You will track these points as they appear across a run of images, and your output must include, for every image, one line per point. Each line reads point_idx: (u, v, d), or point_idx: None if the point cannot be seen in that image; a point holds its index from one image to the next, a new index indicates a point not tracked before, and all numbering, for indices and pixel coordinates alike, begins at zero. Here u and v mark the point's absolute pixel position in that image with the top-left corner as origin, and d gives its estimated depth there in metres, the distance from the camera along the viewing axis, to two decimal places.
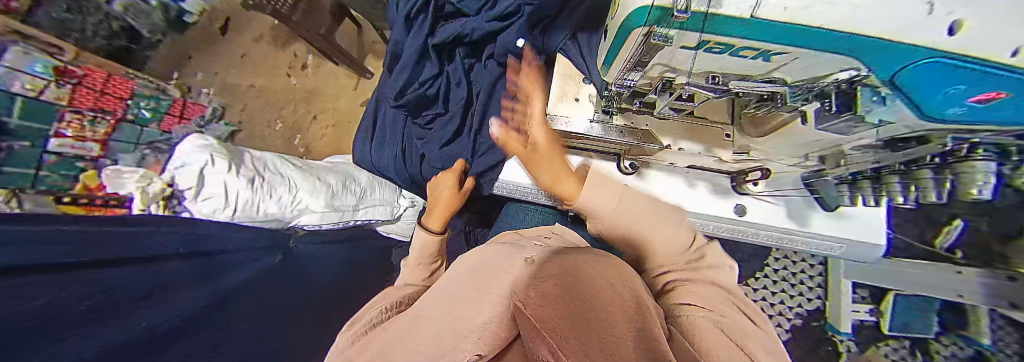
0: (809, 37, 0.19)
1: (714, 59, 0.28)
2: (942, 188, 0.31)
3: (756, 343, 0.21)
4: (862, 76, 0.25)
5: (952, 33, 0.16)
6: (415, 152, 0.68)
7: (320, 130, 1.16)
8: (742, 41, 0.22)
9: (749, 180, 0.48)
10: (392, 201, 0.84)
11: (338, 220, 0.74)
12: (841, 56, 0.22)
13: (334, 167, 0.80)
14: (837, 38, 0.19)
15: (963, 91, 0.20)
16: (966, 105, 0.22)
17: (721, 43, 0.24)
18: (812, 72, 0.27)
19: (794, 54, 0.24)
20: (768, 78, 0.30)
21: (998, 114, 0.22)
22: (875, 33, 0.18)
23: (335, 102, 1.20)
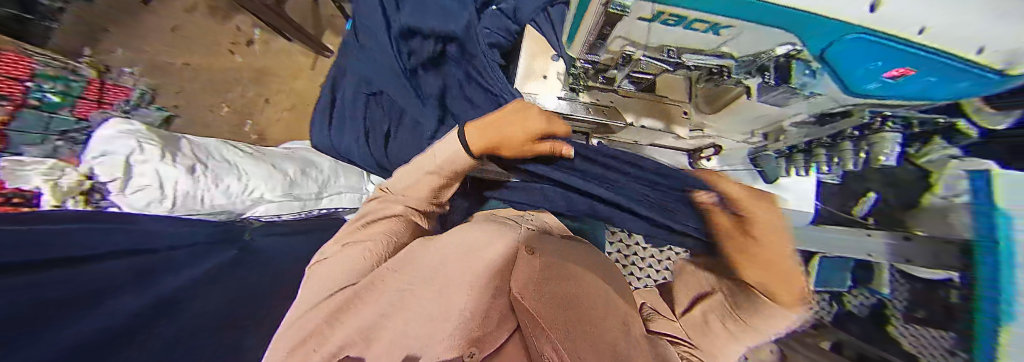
0: (748, 8, 0.20)
1: (666, 32, 0.28)
2: (858, 158, 0.32)
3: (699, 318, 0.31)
4: (797, 51, 0.26)
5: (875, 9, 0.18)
6: (380, 131, 0.61)
7: (275, 114, 1.05)
8: (695, 12, 0.22)
9: (703, 157, 0.44)
10: (360, 188, 0.79)
11: (299, 210, 0.70)
12: (779, 30, 0.23)
13: (290, 153, 0.75)
14: (776, 10, 0.20)
15: (882, 69, 0.24)
16: (880, 79, 0.26)
17: (675, 15, 0.24)
18: (756, 46, 0.27)
19: (738, 28, 0.24)
20: (717, 51, 0.30)
21: (910, 87, 0.26)
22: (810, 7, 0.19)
23: (290, 83, 1.10)
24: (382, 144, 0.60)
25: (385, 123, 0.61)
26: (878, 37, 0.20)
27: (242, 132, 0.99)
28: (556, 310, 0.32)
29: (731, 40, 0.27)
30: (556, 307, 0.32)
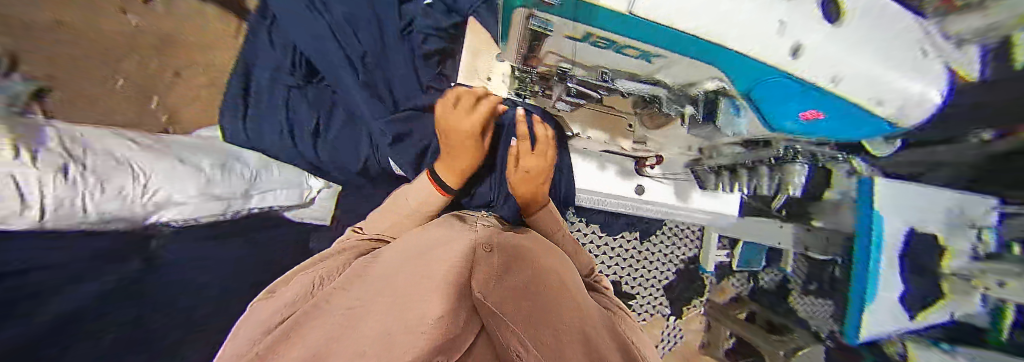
0: (685, 43, 0.26)
1: (603, 52, 0.36)
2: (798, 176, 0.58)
3: (570, 271, 0.49)
4: (722, 86, 0.35)
5: (798, 57, 0.25)
6: (365, 137, 0.76)
7: (189, 91, 0.90)
8: (621, 38, 0.29)
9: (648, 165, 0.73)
10: (299, 182, 0.75)
11: (222, 211, 0.61)
12: (702, 63, 0.30)
13: (205, 142, 0.63)
14: (715, 48, 0.26)
15: (802, 109, 0.32)
16: (796, 121, 0.34)
17: (602, 38, 0.31)
18: (688, 77, 0.37)
19: (665, 59, 0.33)
20: (655, 80, 0.41)
21: (817, 130, 0.35)
22: (746, 52, 0.25)
23: (206, 57, 0.97)
24: (310, 143, 0.71)
25: (312, 118, 0.72)
26: (797, 82, 0.28)
27: (148, 110, 0.81)
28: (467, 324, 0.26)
29: (665, 69, 0.37)
30: (515, 298, 0.32)
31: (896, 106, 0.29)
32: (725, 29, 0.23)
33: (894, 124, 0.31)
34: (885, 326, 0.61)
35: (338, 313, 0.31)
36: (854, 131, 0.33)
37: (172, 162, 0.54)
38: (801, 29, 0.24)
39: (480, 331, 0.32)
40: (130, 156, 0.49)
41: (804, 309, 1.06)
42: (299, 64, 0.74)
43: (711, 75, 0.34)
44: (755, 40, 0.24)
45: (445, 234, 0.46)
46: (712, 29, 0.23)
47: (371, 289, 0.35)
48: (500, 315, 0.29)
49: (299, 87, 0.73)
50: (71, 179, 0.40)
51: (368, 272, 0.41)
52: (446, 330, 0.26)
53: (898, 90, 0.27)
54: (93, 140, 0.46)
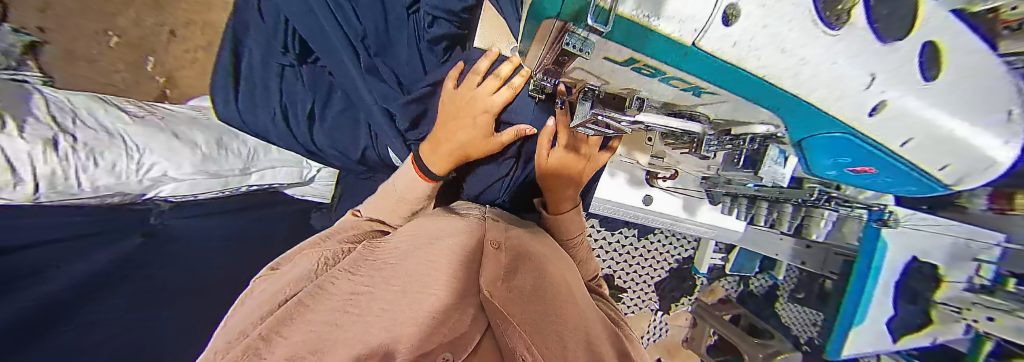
0: (752, 88, 0.20)
1: (642, 79, 0.27)
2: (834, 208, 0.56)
3: (576, 276, 0.49)
4: (775, 131, 0.30)
5: (879, 113, 0.22)
6: (364, 125, 0.70)
7: (186, 53, 0.86)
8: (673, 71, 0.21)
9: (658, 177, 0.72)
10: (298, 161, 0.75)
11: (220, 187, 0.64)
12: (759, 107, 0.24)
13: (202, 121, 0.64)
14: (764, 89, 0.19)
15: (853, 164, 0.30)
16: (842, 170, 0.32)
17: (649, 66, 0.22)
18: (735, 115, 0.30)
19: (717, 98, 0.26)
20: (693, 111, 0.34)
21: (859, 179, 0.34)
22: (821, 104, 0.20)
23: (202, 12, 0.88)
24: (307, 131, 0.67)
25: (310, 101, 0.67)
26: (865, 139, 0.24)
27: (145, 73, 0.80)
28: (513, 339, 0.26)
29: (711, 105, 0.30)
30: (525, 299, 0.32)
31: (955, 171, 0.28)
32: (821, 81, 0.18)
33: (944, 184, 0.30)
34: (866, 346, 0.62)
35: (342, 297, 0.29)
36: (902, 186, 0.32)
37: (167, 137, 0.55)
38: (901, 83, 0.19)
39: (487, 329, 0.30)
40: (123, 129, 0.51)
41: (789, 317, 1.09)
42: (290, 38, 0.63)
43: (765, 120, 0.28)
44: (841, 94, 0.19)
45: (452, 227, 0.44)
46: (802, 77, 0.17)
47: (380, 275, 0.33)
48: (508, 317, 0.27)
49: (292, 66, 0.67)
50: (62, 150, 0.42)
51: (373, 255, 0.39)
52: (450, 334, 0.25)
53: (970, 153, 0.26)
54: (84, 113, 0.48)
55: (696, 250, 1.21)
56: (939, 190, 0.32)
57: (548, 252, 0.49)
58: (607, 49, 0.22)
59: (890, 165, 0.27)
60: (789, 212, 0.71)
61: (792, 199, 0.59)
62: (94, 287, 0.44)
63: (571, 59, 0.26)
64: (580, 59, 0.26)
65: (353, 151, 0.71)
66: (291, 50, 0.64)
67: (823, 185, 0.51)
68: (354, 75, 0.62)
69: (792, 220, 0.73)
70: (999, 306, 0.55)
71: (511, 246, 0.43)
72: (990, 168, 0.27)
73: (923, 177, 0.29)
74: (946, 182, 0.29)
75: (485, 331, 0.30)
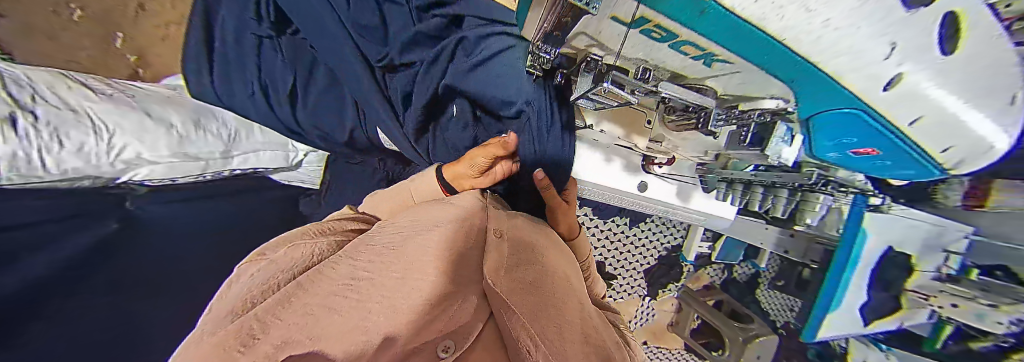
0: (767, 51, 0.19)
1: (652, 44, 0.26)
2: (836, 181, 0.55)
3: (570, 263, 0.49)
4: (785, 106, 0.30)
5: (895, 85, 0.21)
6: (352, 99, 0.66)
7: (156, 29, 0.79)
8: (685, 33, 0.20)
9: (655, 163, 0.73)
10: (285, 145, 0.72)
11: (200, 172, 0.61)
12: (770, 76, 0.24)
13: (179, 99, 0.61)
14: (781, 52, 0.19)
15: (857, 142, 0.30)
16: (846, 150, 0.33)
17: (661, 27, 0.21)
18: (748, 88, 0.30)
19: (731, 66, 0.25)
20: (702, 85, 0.33)
21: (862, 159, 0.34)
22: (833, 71, 0.20)
23: None
24: (289, 109, 0.64)
25: (290, 78, 0.64)
26: (874, 114, 0.24)
27: (114, 52, 0.75)
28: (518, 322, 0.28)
29: (723, 77, 0.29)
30: (525, 291, 0.32)
31: (956, 153, 0.28)
32: (842, 47, 0.17)
33: (942, 166, 0.31)
34: (842, 330, 0.66)
35: (341, 282, 0.30)
36: (902, 167, 0.33)
37: (140, 116, 0.52)
38: (919, 56, 0.19)
39: (489, 318, 0.31)
40: (91, 106, 0.47)
41: (768, 302, 1.18)
42: (262, 4, 0.59)
43: (778, 93, 0.28)
44: (857, 62, 0.19)
45: (452, 211, 0.43)
46: (819, 40, 0.17)
47: (380, 258, 0.33)
48: (515, 309, 0.28)
49: (269, 37, 0.63)
50: (22, 132, 0.39)
51: (372, 241, 0.39)
52: (455, 320, 0.26)
53: (971, 135, 0.26)
54: (45, 89, 0.45)
55: (685, 238, 1.24)
56: (934, 173, 0.32)
57: (546, 238, 0.49)
58: (620, 6, 0.21)
59: (891, 142, 0.28)
60: (784, 197, 0.70)
61: (788, 185, 0.60)
62: (74, 270, 0.43)
63: (575, 20, 0.25)
64: (586, 18, 0.25)
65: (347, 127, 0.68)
66: (265, 17, 0.60)
67: (820, 169, 0.51)
68: (343, 49, 0.58)
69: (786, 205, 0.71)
70: (963, 294, 0.58)
71: (512, 231, 0.43)
72: (989, 152, 0.28)
73: (921, 157, 0.29)
74: (943, 164, 0.30)
75: (488, 319, 0.30)
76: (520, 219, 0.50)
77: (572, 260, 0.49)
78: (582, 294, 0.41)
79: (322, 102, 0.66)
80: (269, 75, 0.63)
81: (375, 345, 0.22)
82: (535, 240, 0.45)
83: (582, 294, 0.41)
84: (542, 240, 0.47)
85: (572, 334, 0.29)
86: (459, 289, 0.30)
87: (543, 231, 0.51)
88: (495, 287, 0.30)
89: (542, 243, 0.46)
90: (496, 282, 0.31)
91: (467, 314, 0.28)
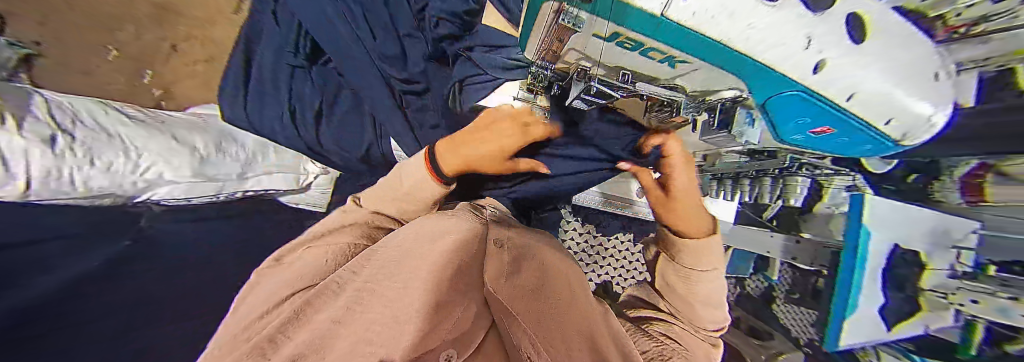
0: (715, 52, 0.23)
1: (625, 54, 0.30)
2: (815, 163, 0.57)
3: (569, 264, 0.49)
4: (744, 96, 0.33)
5: (821, 71, 0.24)
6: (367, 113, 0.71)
7: (185, 67, 0.86)
8: (646, 38, 0.24)
9: None
10: (297, 167, 0.74)
11: (214, 192, 0.62)
12: (724, 71, 0.27)
13: (201, 124, 0.64)
14: (727, 52, 0.22)
15: (813, 129, 0.33)
16: (805, 135, 0.35)
17: (630, 38, 0.25)
18: (709, 86, 0.34)
19: (691, 66, 0.28)
20: (672, 84, 0.35)
21: (829, 146, 0.37)
22: (772, 64, 0.23)
23: (206, 28, 0.88)
24: (312, 125, 0.68)
25: (318, 99, 0.69)
26: (821, 102, 0.27)
27: (140, 86, 0.80)
28: (525, 321, 0.30)
29: (686, 77, 0.32)
30: (528, 298, 0.33)
31: (905, 131, 0.31)
32: (769, 42, 0.21)
33: (898, 143, 0.33)
34: (863, 336, 0.63)
35: (348, 296, 0.31)
36: (863, 147, 0.35)
37: (168, 139, 0.55)
38: (834, 46, 0.22)
39: (491, 327, 0.34)
40: (123, 131, 0.51)
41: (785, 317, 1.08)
42: (301, 40, 0.67)
43: (732, 85, 0.31)
44: (786, 53, 0.22)
45: (453, 221, 0.45)
46: (750, 37, 0.20)
47: (382, 269, 0.33)
48: (515, 313, 0.30)
49: (302, 67, 0.69)
50: (58, 151, 0.43)
51: (374, 255, 0.37)
52: (459, 330, 0.29)
53: (912, 106, 0.28)
54: (87, 115, 0.49)
55: None
56: (891, 147, 0.34)
57: (543, 244, 0.50)
58: (593, 23, 0.25)
59: (844, 129, 0.30)
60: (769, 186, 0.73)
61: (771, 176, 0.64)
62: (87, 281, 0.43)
63: (568, 32, 0.29)
64: (576, 36, 0.29)
65: (361, 143, 0.71)
66: (301, 51, 0.67)
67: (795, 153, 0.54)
68: (370, 76, 0.65)
69: (773, 193, 0.72)
70: (983, 289, 0.58)
71: (510, 240, 0.44)
72: (931, 121, 0.30)
73: (875, 138, 0.32)
74: (896, 138, 0.31)
75: (490, 327, 0.34)
76: (516, 233, 0.49)
77: (572, 266, 0.49)
78: (579, 292, 0.42)
79: (341, 124, 0.70)
80: (297, 97, 0.69)
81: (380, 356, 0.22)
82: (533, 248, 0.46)
83: (579, 293, 0.41)
84: (535, 244, 0.48)
85: (575, 337, 0.31)
86: (464, 297, 0.32)
87: (541, 239, 0.52)
88: (496, 290, 0.33)
89: (538, 248, 0.47)
90: (497, 290, 0.33)
91: (466, 327, 0.30)
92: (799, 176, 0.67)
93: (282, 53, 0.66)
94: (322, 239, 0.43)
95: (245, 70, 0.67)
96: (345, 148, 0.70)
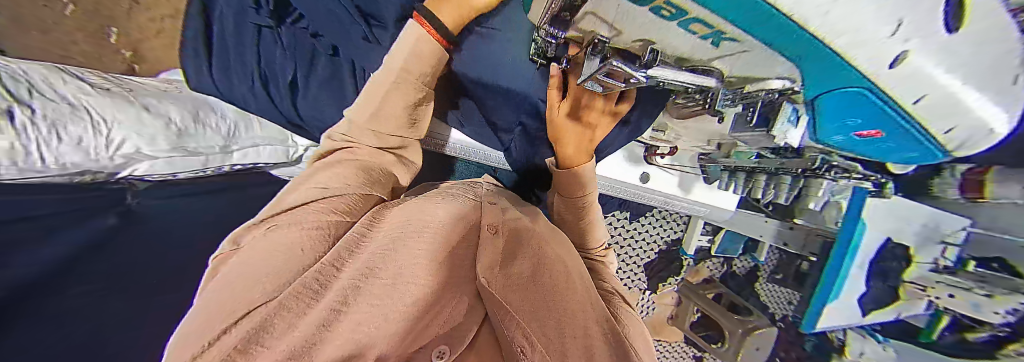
0: (776, 28, 0.18)
1: (658, 25, 0.24)
2: (845, 163, 0.52)
3: (568, 248, 0.49)
4: (792, 88, 0.29)
5: (898, 66, 0.20)
6: (347, 81, 0.63)
7: (151, 23, 0.78)
8: (692, 6, 0.19)
9: (657, 153, 0.73)
10: (284, 139, 0.73)
11: (201, 166, 0.61)
12: (773, 52, 0.23)
13: (172, 94, 0.60)
14: (791, 30, 0.18)
15: (861, 125, 0.29)
16: (853, 133, 0.32)
17: (670, 5, 0.20)
18: (752, 70, 0.29)
19: (740, 44, 0.23)
20: (707, 67, 0.31)
21: (865, 144, 0.34)
22: (846, 50, 0.19)
23: None
24: (288, 99, 0.64)
25: (290, 70, 0.63)
26: (880, 93, 0.23)
27: (108, 45, 0.73)
28: (523, 299, 0.32)
29: (730, 57, 0.27)
30: (522, 288, 0.33)
31: (961, 136, 0.28)
32: (852, 25, 0.16)
33: (946, 150, 0.30)
34: (840, 320, 0.66)
35: (349, 275, 0.29)
36: (904, 150, 0.32)
37: (137, 111, 0.52)
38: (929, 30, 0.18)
39: (484, 324, 0.35)
40: (90, 103, 0.48)
41: (767, 295, 1.19)
42: None
43: (783, 74, 0.27)
44: (863, 41, 0.18)
45: (450, 204, 0.44)
46: (829, 18, 0.16)
47: (368, 258, 0.32)
48: (508, 308, 0.31)
49: (269, 27, 0.60)
50: (20, 125, 0.39)
51: (371, 234, 0.37)
52: (448, 324, 0.31)
53: (974, 114, 0.24)
54: (44, 83, 0.45)
55: (684, 233, 1.24)
56: (936, 155, 0.32)
57: (547, 230, 0.50)
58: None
59: (903, 125, 0.27)
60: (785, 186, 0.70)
61: (791, 172, 0.60)
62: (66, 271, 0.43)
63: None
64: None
65: (344, 116, 0.66)
66: (264, 6, 0.58)
67: (823, 156, 0.50)
68: (348, 33, 0.53)
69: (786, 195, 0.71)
70: (960, 284, 0.58)
71: (514, 221, 0.44)
72: (991, 131, 0.27)
73: (927, 139, 0.29)
74: (947, 143, 0.29)
75: (483, 324, 0.35)
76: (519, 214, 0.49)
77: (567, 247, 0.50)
78: (580, 275, 0.42)
79: (325, 97, 0.64)
80: (271, 61, 0.62)
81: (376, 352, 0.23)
82: (538, 231, 0.45)
83: (581, 276, 0.42)
84: (539, 228, 0.48)
85: (579, 325, 0.32)
86: (456, 296, 0.33)
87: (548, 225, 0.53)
88: (493, 275, 0.33)
89: (544, 233, 0.47)
90: (496, 277, 0.33)
91: (459, 318, 0.32)
92: (818, 179, 0.61)
93: (245, 10, 0.58)
94: (290, 213, 0.38)
95: (206, 30, 0.60)
96: (331, 120, 0.66)
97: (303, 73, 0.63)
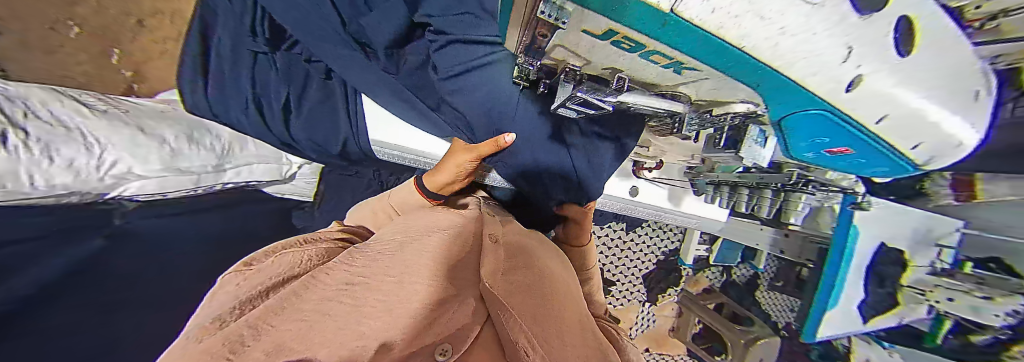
0: (729, 57, 0.19)
1: (622, 55, 0.26)
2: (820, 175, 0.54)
3: (559, 260, 0.49)
4: (757, 110, 0.31)
5: (855, 88, 0.21)
6: (340, 100, 0.67)
7: (151, 44, 0.79)
8: (647, 39, 0.20)
9: (645, 167, 0.75)
10: (277, 157, 0.75)
11: (191, 185, 0.63)
12: (734, 80, 0.24)
13: (167, 115, 0.61)
14: (745, 61, 0.19)
15: (830, 144, 0.30)
16: (823, 151, 0.33)
17: (628, 38, 0.21)
18: (717, 94, 0.31)
19: (700, 73, 0.25)
20: (675, 92, 0.33)
21: (839, 162, 0.35)
22: (800, 78, 0.20)
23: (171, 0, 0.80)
24: (279, 121, 0.65)
25: (283, 89, 0.64)
26: (841, 116, 0.24)
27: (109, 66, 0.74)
28: (525, 301, 0.29)
29: (693, 83, 0.29)
30: (522, 293, 0.30)
31: (926, 152, 0.29)
32: (800, 53, 0.17)
33: (915, 165, 0.31)
34: (838, 328, 0.65)
35: (340, 287, 0.28)
36: (874, 165, 0.33)
37: (132, 131, 0.53)
38: (875, 58, 0.19)
39: (485, 322, 0.29)
40: (84, 124, 0.48)
41: (768, 303, 1.19)
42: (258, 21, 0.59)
43: (745, 97, 0.29)
44: (816, 68, 0.19)
45: (446, 220, 0.44)
46: (778, 49, 0.17)
47: (377, 265, 0.33)
48: (508, 305, 0.27)
49: (264, 52, 0.63)
50: (14, 148, 0.40)
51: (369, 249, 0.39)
52: (442, 321, 0.24)
53: (934, 128, 0.26)
54: (39, 104, 0.45)
55: (682, 243, 1.24)
56: (906, 169, 0.33)
57: (539, 243, 0.50)
58: (585, 20, 0.21)
59: (869, 145, 0.28)
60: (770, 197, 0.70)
61: (773, 185, 0.61)
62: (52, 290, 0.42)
63: (550, 33, 0.25)
64: (559, 33, 0.24)
65: (337, 135, 0.68)
66: (259, 34, 0.60)
67: (801, 169, 0.52)
68: (335, 51, 0.55)
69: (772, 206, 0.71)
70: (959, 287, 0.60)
71: (509, 236, 0.44)
72: (956, 145, 0.28)
73: (896, 157, 0.30)
74: (915, 159, 0.30)
75: (486, 321, 0.28)
76: (513, 227, 0.49)
77: (560, 255, 0.51)
78: (573, 291, 0.42)
79: (320, 116, 0.66)
80: (263, 84, 0.63)
81: (378, 345, 0.20)
82: (530, 246, 0.45)
83: (573, 291, 0.42)
84: (530, 241, 0.48)
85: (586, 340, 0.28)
86: (457, 296, 0.29)
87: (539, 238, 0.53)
88: (491, 277, 0.31)
89: (536, 246, 0.47)
90: (494, 277, 0.31)
91: (456, 317, 0.26)
92: (802, 190, 0.63)
93: (241, 36, 0.60)
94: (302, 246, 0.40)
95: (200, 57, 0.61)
96: (324, 139, 0.68)
97: (297, 94, 0.65)
